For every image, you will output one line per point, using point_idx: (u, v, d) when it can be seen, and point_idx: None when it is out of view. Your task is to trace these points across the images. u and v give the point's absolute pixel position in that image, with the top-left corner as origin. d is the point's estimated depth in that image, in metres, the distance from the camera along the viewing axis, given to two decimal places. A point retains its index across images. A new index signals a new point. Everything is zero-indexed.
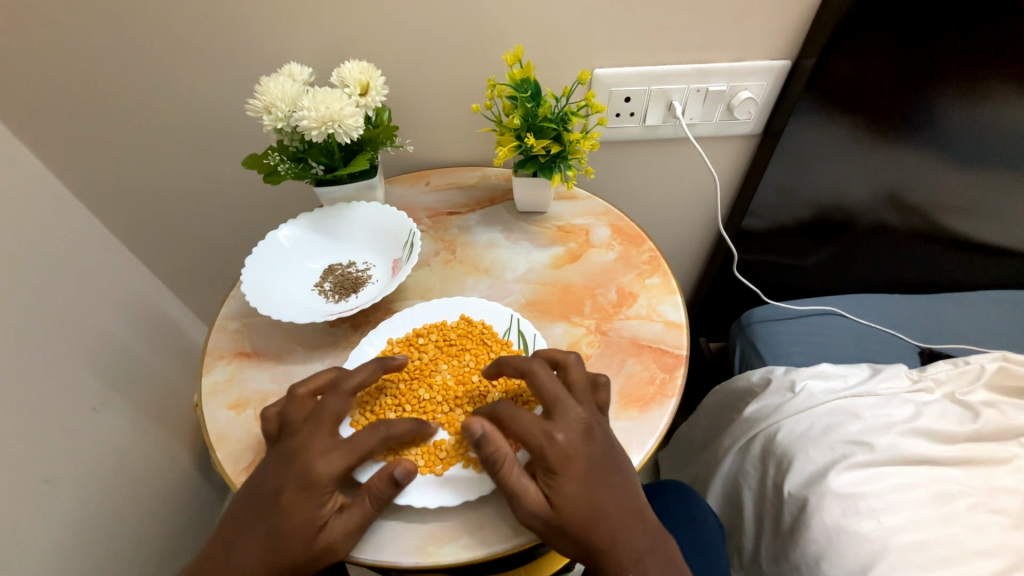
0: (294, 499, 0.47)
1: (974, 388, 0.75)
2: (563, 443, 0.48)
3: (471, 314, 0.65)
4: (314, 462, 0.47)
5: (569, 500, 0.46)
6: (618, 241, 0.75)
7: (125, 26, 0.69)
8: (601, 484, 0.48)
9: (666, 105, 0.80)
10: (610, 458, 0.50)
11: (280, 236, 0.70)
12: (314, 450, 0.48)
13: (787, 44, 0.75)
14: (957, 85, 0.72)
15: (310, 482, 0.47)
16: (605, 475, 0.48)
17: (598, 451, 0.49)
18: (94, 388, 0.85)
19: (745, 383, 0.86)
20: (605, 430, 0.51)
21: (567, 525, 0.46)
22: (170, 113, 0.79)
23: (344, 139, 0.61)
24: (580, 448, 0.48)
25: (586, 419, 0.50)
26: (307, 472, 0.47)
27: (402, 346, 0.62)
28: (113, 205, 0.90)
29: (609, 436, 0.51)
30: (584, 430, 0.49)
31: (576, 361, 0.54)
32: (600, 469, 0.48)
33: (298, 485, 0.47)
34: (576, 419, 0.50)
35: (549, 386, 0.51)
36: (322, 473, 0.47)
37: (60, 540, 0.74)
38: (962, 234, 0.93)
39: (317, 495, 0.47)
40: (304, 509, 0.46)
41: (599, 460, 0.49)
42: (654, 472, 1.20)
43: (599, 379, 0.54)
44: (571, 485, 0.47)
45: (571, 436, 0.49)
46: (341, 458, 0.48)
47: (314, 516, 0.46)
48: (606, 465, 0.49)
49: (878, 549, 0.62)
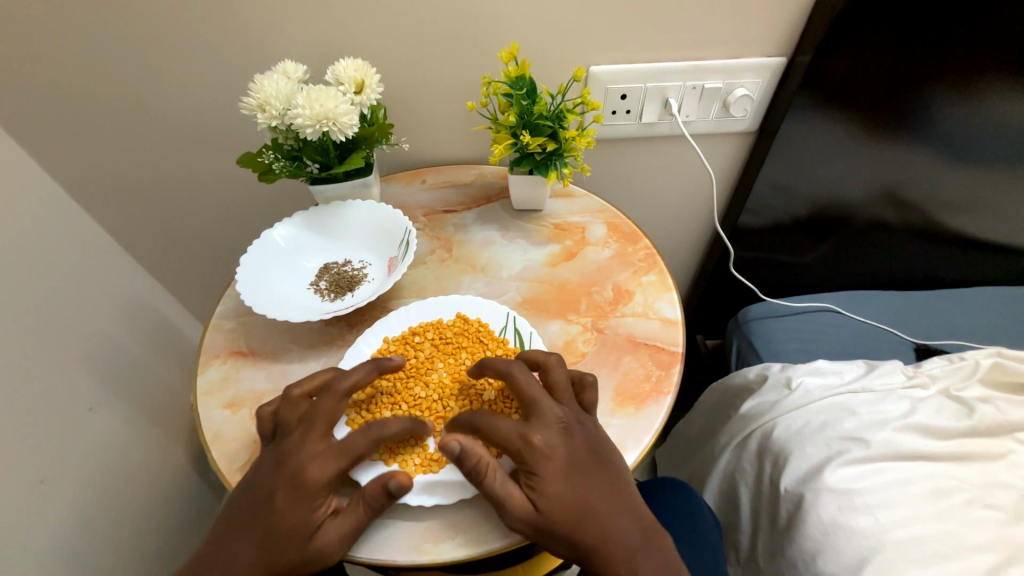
0: (288, 502, 0.47)
1: (969, 384, 0.76)
2: (543, 445, 0.48)
3: (467, 312, 0.64)
4: (308, 465, 0.48)
5: (552, 500, 0.47)
6: (614, 239, 0.75)
7: (117, 23, 0.69)
8: (584, 483, 0.48)
9: (662, 102, 0.80)
10: (594, 458, 0.50)
11: (275, 235, 0.69)
12: (307, 452, 0.48)
13: (783, 41, 0.75)
14: (953, 82, 0.72)
15: (303, 485, 0.47)
16: (590, 475, 0.49)
17: (581, 451, 0.49)
18: (90, 388, 0.85)
19: (742, 380, 0.86)
20: (587, 429, 0.51)
21: (553, 526, 0.46)
22: (165, 112, 0.78)
23: (339, 137, 0.61)
24: (561, 448, 0.49)
25: (565, 420, 0.51)
26: (299, 475, 0.47)
27: (398, 345, 0.62)
28: (107, 204, 0.89)
29: (592, 434, 0.51)
30: (563, 431, 0.50)
31: (556, 362, 0.54)
32: (583, 469, 0.49)
33: (292, 488, 0.47)
34: (554, 421, 0.50)
35: (527, 388, 0.51)
36: (314, 477, 0.47)
37: (57, 540, 0.74)
38: (958, 231, 0.93)
39: (310, 498, 0.47)
40: (297, 513, 0.46)
41: (581, 459, 0.49)
42: (651, 470, 1.21)
43: (585, 378, 0.54)
44: (553, 486, 0.47)
45: (550, 438, 0.49)
46: (335, 461, 0.48)
47: (308, 519, 0.46)
48: (591, 464, 0.49)
49: (873, 545, 0.62)
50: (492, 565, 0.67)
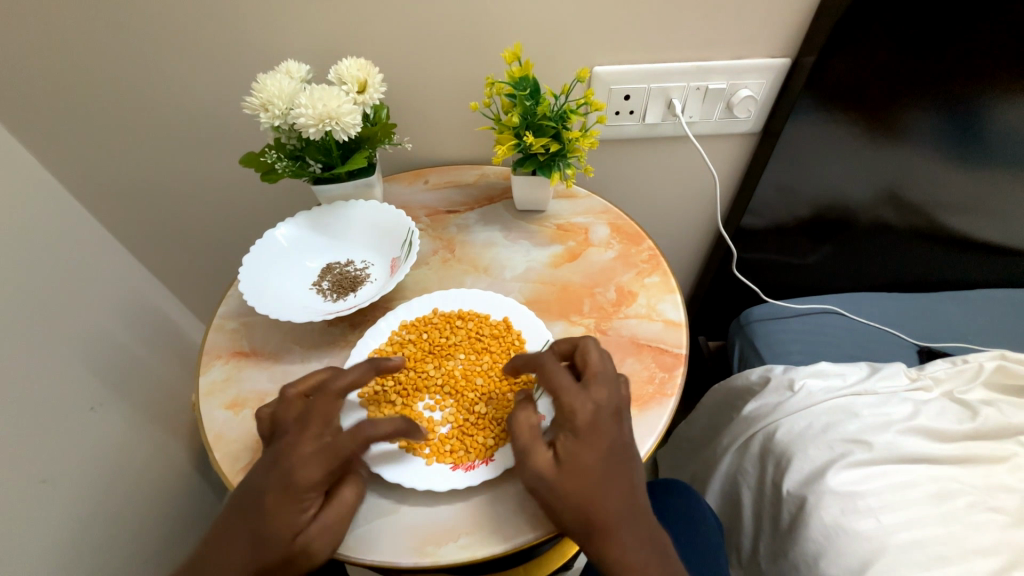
0: (276, 503, 0.46)
1: (972, 386, 0.75)
2: (593, 412, 0.48)
3: (513, 321, 0.63)
4: (297, 466, 0.47)
5: (579, 467, 0.46)
6: (617, 240, 0.75)
7: (119, 22, 0.68)
8: (614, 466, 0.47)
9: (665, 103, 0.79)
10: (625, 446, 0.49)
11: (277, 235, 0.69)
12: (299, 452, 0.47)
13: (787, 41, 0.74)
14: (961, 82, 0.71)
15: (291, 486, 0.46)
16: (619, 456, 0.48)
17: (619, 434, 0.49)
18: (92, 387, 0.85)
19: (744, 382, 0.86)
20: (629, 422, 0.51)
21: (570, 492, 0.46)
22: (167, 111, 0.78)
23: (342, 137, 0.61)
24: (608, 424, 0.48)
25: (619, 402, 0.50)
26: (288, 476, 0.46)
27: (440, 320, 0.64)
28: (109, 203, 0.89)
29: (630, 428, 0.51)
30: (612, 408, 0.49)
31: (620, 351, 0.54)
32: (616, 448, 0.48)
33: (280, 490, 0.46)
34: (609, 398, 0.50)
35: (594, 357, 0.52)
36: (302, 478, 0.46)
37: (59, 538, 0.74)
38: (961, 232, 0.93)
39: (297, 499, 0.46)
40: (285, 513, 0.46)
41: (619, 443, 0.48)
42: (653, 470, 1.21)
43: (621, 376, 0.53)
44: (586, 455, 0.47)
45: (602, 410, 0.49)
46: (325, 462, 0.47)
47: (293, 522, 0.46)
48: (621, 451, 0.49)
49: (876, 547, 0.62)
50: (494, 566, 0.66)
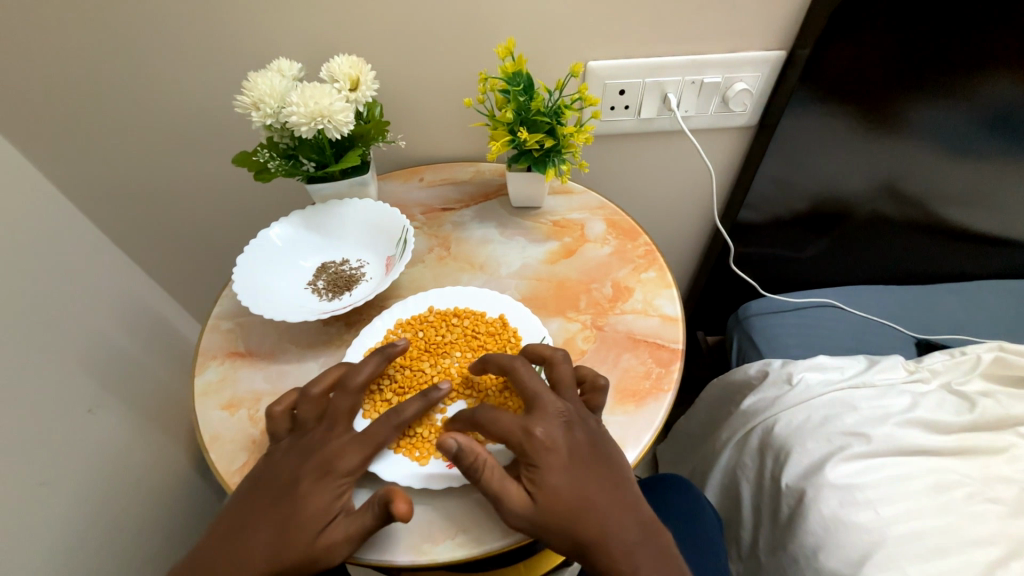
0: (311, 491, 0.47)
1: (970, 378, 0.75)
2: (545, 437, 0.48)
3: (510, 317, 0.63)
4: (336, 455, 0.48)
5: (553, 494, 0.46)
6: (613, 236, 0.75)
7: (106, 21, 0.68)
8: (587, 481, 0.47)
9: (660, 97, 0.79)
10: (596, 452, 0.49)
11: (271, 235, 0.69)
12: (334, 445, 0.49)
13: (783, 34, 0.74)
14: (956, 76, 0.71)
15: (328, 472, 0.47)
16: (589, 467, 0.48)
17: (582, 446, 0.49)
18: (90, 389, 0.85)
19: (743, 376, 0.85)
20: (589, 426, 0.50)
21: (552, 518, 0.45)
22: (158, 111, 0.77)
23: (335, 135, 0.60)
24: (563, 442, 0.48)
25: (567, 414, 0.50)
26: (328, 462, 0.48)
27: (437, 318, 0.64)
28: (102, 205, 0.89)
29: (593, 430, 0.50)
30: (564, 425, 0.49)
31: (563, 359, 0.54)
32: (583, 461, 0.48)
33: (316, 476, 0.47)
34: (556, 415, 0.49)
35: (530, 381, 0.51)
36: (343, 466, 0.48)
37: (60, 540, 0.75)
38: (959, 225, 0.93)
39: (333, 488, 0.47)
40: (320, 500, 0.47)
41: (581, 455, 0.48)
42: (653, 465, 1.21)
43: (597, 381, 0.53)
44: (554, 478, 0.46)
45: (552, 431, 0.48)
46: (361, 450, 0.48)
47: (327, 509, 0.46)
48: (592, 459, 0.48)
49: (875, 540, 0.62)
50: (493, 563, 0.66)
